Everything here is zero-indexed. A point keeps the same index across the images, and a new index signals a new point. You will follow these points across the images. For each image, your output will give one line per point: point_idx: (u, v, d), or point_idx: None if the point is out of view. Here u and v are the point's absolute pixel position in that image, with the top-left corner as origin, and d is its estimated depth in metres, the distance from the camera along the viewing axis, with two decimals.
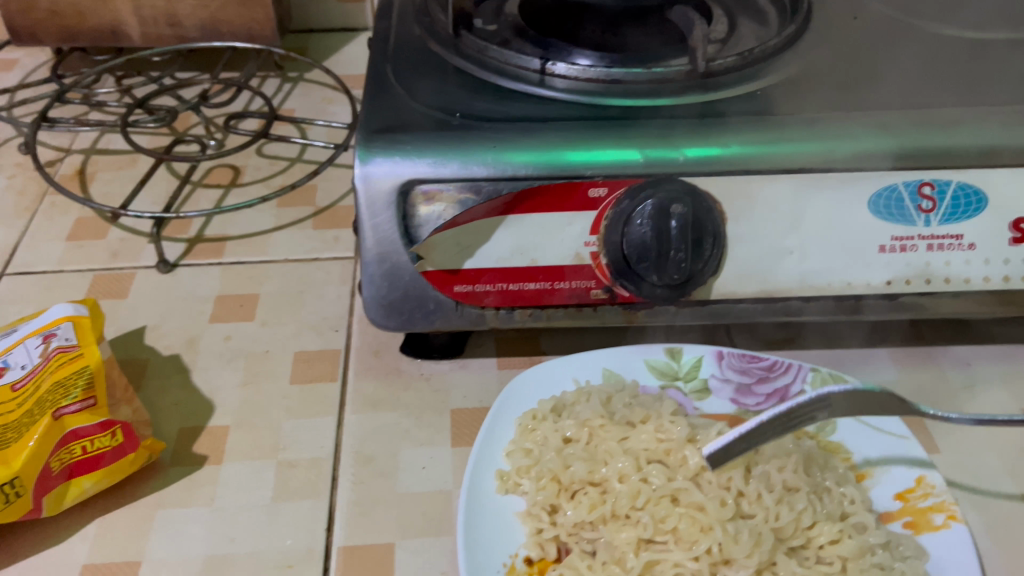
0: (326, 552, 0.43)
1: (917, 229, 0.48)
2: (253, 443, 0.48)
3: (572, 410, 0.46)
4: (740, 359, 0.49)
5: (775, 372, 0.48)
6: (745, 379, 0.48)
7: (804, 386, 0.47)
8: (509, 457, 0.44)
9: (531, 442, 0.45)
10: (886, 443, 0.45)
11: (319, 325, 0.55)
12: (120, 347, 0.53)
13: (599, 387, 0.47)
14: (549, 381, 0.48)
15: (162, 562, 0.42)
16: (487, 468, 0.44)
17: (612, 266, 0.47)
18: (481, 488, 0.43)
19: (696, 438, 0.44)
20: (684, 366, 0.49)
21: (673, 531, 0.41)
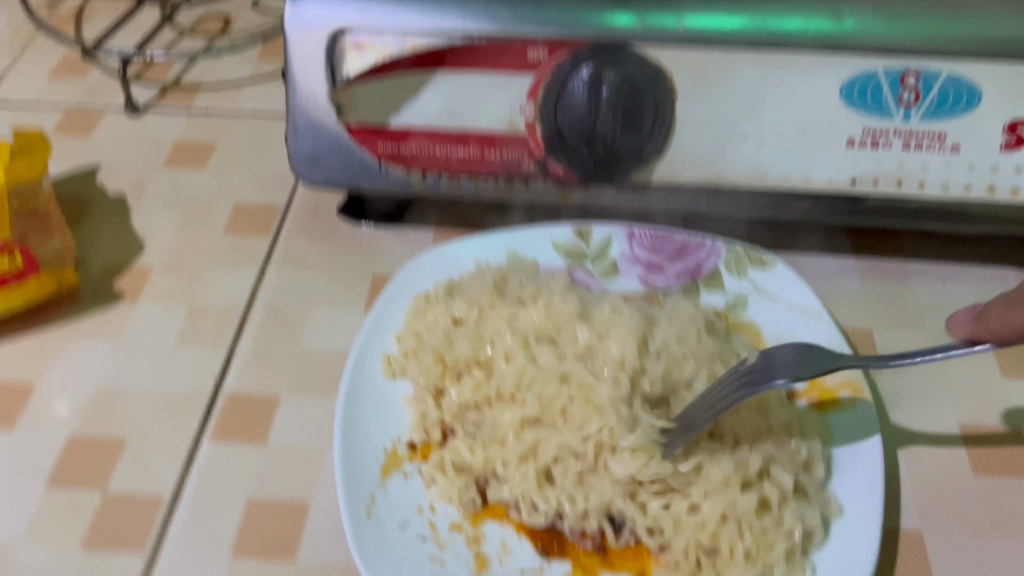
0: (213, 397, 0.43)
1: (894, 124, 0.42)
2: (171, 286, 0.48)
3: (465, 290, 0.45)
4: (649, 237, 0.47)
5: (687, 252, 0.47)
6: (653, 259, 0.47)
7: (717, 263, 0.46)
8: (396, 340, 0.43)
9: (417, 321, 0.43)
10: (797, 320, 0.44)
11: (267, 181, 0.54)
12: (71, 183, 0.53)
13: (498, 267, 0.46)
14: (450, 261, 0.47)
15: (55, 388, 0.43)
16: (372, 352, 0.43)
17: (545, 135, 0.44)
18: (366, 373, 0.42)
19: (588, 316, 0.42)
20: (593, 247, 0.47)
21: (556, 414, 0.39)
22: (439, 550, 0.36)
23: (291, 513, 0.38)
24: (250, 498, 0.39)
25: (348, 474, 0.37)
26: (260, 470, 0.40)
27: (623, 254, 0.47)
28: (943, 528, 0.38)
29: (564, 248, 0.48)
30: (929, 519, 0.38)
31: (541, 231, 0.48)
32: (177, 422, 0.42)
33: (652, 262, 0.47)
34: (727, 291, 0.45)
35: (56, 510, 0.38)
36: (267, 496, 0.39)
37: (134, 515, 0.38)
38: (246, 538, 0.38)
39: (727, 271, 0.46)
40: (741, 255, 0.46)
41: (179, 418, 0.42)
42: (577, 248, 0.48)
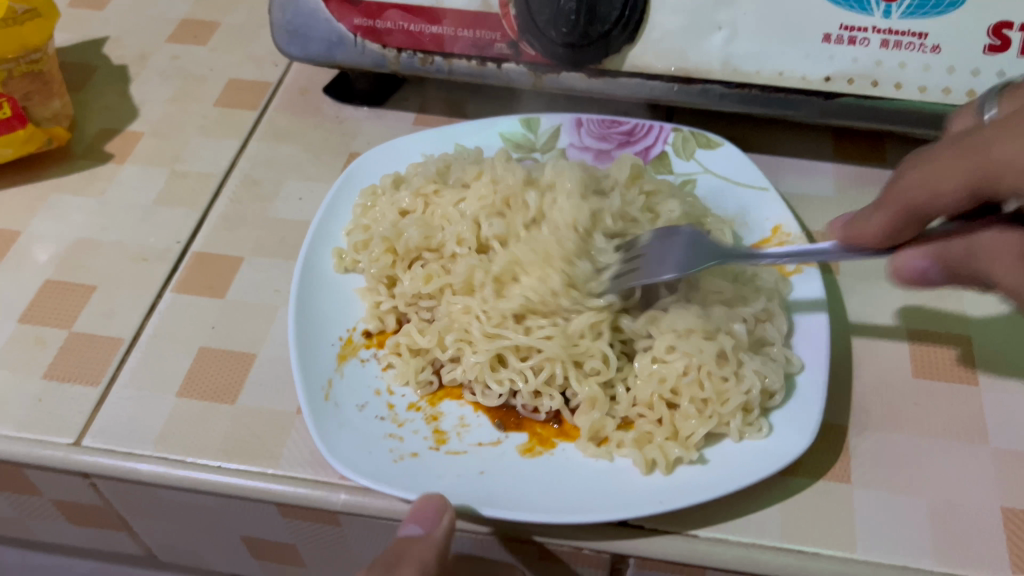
0: (181, 254, 0.44)
1: (873, 21, 0.41)
2: (157, 151, 0.49)
3: (411, 181, 0.44)
4: (599, 124, 0.47)
5: (635, 135, 0.46)
6: (603, 146, 0.46)
7: (665, 147, 0.46)
8: (346, 236, 0.43)
9: (364, 212, 0.44)
10: (744, 195, 0.43)
11: (262, 59, 0.55)
12: (79, 52, 0.55)
13: (441, 156, 0.45)
14: (395, 154, 0.46)
15: (39, 236, 0.46)
16: (322, 245, 0.42)
17: (517, 15, 0.43)
18: (317, 264, 0.42)
19: (537, 181, 0.43)
20: (541, 138, 0.46)
21: (509, 306, 0.40)
22: (398, 428, 0.36)
23: (238, 362, 0.40)
24: (203, 347, 0.41)
25: (305, 358, 0.37)
26: (215, 322, 0.42)
27: (570, 143, 0.46)
28: (867, 423, 0.37)
29: (511, 139, 0.47)
30: (857, 416, 0.38)
31: (487, 123, 0.47)
32: (145, 274, 0.44)
33: (602, 150, 0.46)
34: (676, 172, 0.45)
35: (24, 344, 0.41)
36: (219, 346, 0.41)
37: (94, 353, 0.41)
38: (193, 382, 0.40)
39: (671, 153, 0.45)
40: (688, 136, 0.45)
41: (147, 270, 0.44)
42: (524, 139, 0.47)
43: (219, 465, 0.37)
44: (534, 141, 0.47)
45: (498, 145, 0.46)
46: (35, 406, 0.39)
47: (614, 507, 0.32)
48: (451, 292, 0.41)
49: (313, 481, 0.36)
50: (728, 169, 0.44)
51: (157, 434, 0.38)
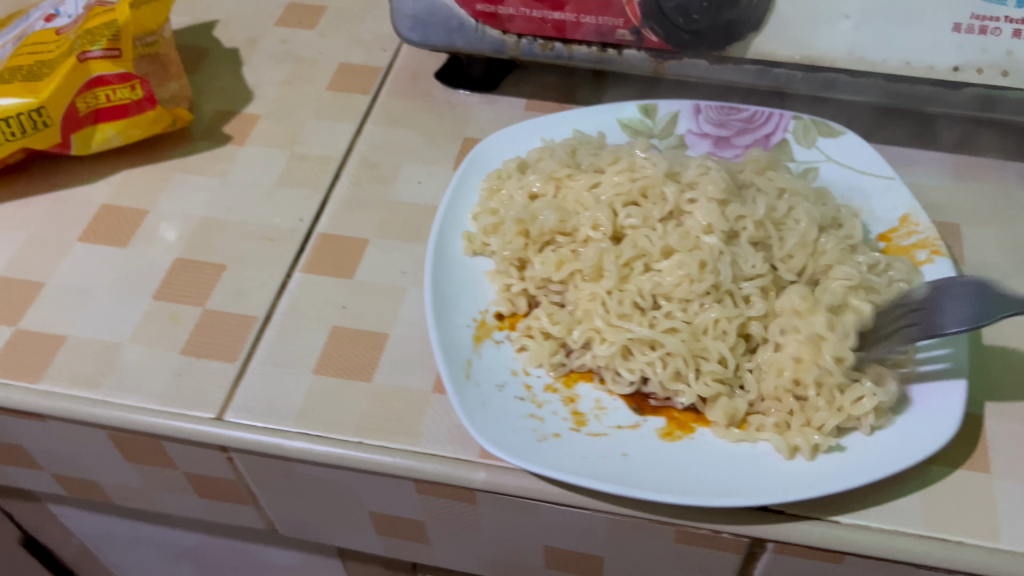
0: (307, 235, 0.45)
1: (1006, 10, 0.40)
2: (275, 133, 0.50)
3: (537, 166, 0.45)
4: (717, 111, 0.47)
5: (755, 122, 0.46)
6: (721, 132, 0.46)
7: (785, 134, 0.46)
8: (475, 220, 0.44)
9: (491, 197, 0.44)
10: (869, 185, 0.44)
11: (370, 43, 0.55)
12: (191, 33, 0.56)
13: (565, 143, 0.46)
14: (517, 140, 0.47)
15: (166, 214, 0.46)
16: (452, 229, 0.43)
17: (641, 3, 0.43)
18: (449, 247, 0.42)
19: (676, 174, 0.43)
20: (659, 123, 0.47)
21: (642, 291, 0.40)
22: (538, 409, 0.37)
23: (370, 341, 0.41)
24: (335, 326, 0.42)
25: (445, 342, 0.38)
26: (345, 302, 0.43)
27: (689, 129, 0.46)
28: (1002, 415, 0.37)
29: (630, 126, 0.47)
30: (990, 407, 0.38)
31: (606, 110, 0.48)
32: (273, 254, 0.45)
33: (721, 137, 0.46)
34: (797, 160, 0.45)
35: (159, 319, 0.42)
36: (350, 326, 0.42)
37: (230, 329, 0.42)
38: (328, 360, 0.40)
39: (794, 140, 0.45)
40: (809, 125, 0.46)
41: (274, 250, 0.45)
42: (642, 125, 0.47)
43: (359, 441, 0.38)
44: (652, 126, 0.47)
45: (618, 132, 0.47)
46: (175, 380, 0.40)
47: (759, 492, 0.32)
48: (581, 277, 0.41)
49: (453, 460, 0.37)
50: (851, 158, 0.45)
51: (297, 410, 0.39)
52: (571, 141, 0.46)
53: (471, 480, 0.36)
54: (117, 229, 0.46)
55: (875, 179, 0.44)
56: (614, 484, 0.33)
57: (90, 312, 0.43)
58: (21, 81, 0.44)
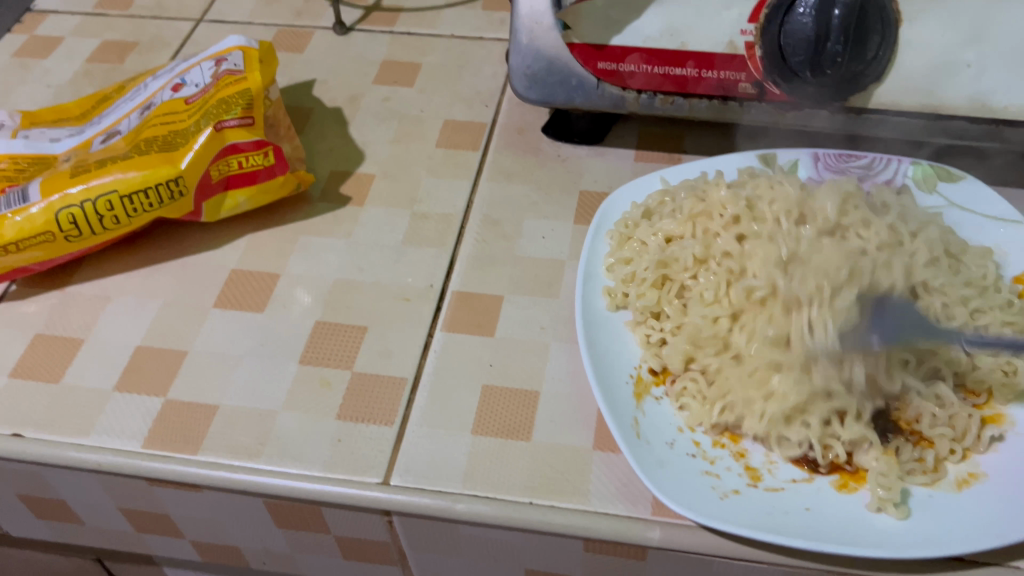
0: (441, 293, 0.46)
1: None
2: (393, 192, 0.51)
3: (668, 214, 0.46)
4: (835, 159, 0.48)
5: (874, 169, 0.47)
6: (842, 179, 0.47)
7: (905, 180, 0.47)
8: (612, 272, 0.44)
9: (625, 248, 0.45)
10: (998, 229, 0.45)
11: (471, 99, 0.57)
12: (292, 94, 0.57)
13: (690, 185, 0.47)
14: (640, 189, 0.48)
15: (298, 277, 0.47)
16: (593, 284, 0.44)
17: (765, 57, 0.45)
18: (591, 302, 0.43)
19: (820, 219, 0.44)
20: (779, 171, 0.48)
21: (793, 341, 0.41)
22: (711, 465, 0.37)
23: (523, 399, 0.41)
24: (485, 385, 0.42)
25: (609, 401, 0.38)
26: (492, 360, 0.43)
27: (811, 176, 0.47)
28: None
29: (751, 174, 0.48)
30: None
31: (728, 159, 0.49)
32: (412, 313, 0.45)
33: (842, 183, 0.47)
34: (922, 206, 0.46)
35: (309, 383, 0.42)
36: (501, 384, 0.42)
37: (381, 393, 0.42)
38: (484, 420, 0.41)
39: (919, 189, 0.47)
40: (930, 171, 0.47)
41: (411, 310, 0.45)
42: (763, 173, 0.48)
43: (530, 501, 0.38)
44: (772, 174, 0.48)
45: (739, 178, 0.48)
46: (336, 447, 0.40)
47: (952, 540, 0.33)
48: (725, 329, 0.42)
49: (627, 517, 0.37)
50: (976, 204, 0.46)
51: (461, 471, 0.39)
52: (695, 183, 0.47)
53: (646, 538, 0.36)
54: (250, 293, 0.46)
55: (1003, 224, 0.45)
56: (806, 540, 0.33)
57: (237, 380, 0.43)
58: (157, 151, 0.45)
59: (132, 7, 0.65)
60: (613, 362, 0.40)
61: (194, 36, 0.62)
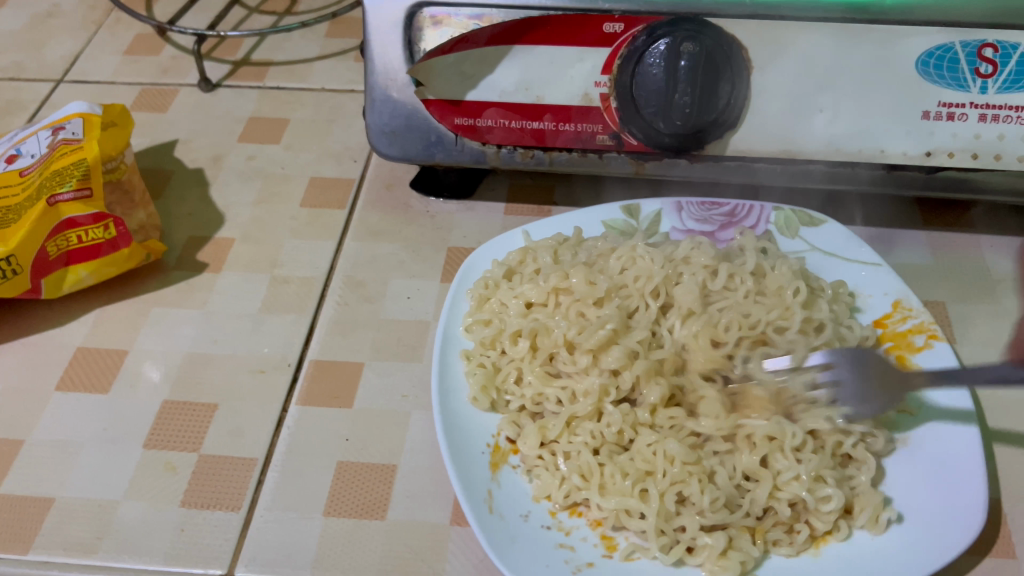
0: (299, 363, 0.44)
1: (970, 96, 0.42)
2: (253, 257, 0.49)
3: (527, 272, 0.45)
4: (699, 207, 0.48)
5: (737, 216, 0.47)
6: (706, 227, 0.47)
7: (768, 226, 0.47)
8: (471, 335, 0.43)
9: (485, 309, 0.44)
10: (858, 272, 0.45)
11: (340, 155, 0.55)
12: (152, 157, 0.55)
13: (547, 240, 0.46)
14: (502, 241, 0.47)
15: (148, 353, 0.45)
16: (453, 346, 0.43)
17: (620, 109, 0.45)
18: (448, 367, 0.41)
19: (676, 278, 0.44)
20: (643, 222, 0.48)
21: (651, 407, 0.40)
22: (566, 537, 0.36)
23: (379, 475, 0.39)
24: (340, 461, 0.40)
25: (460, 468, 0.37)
26: (348, 434, 0.41)
27: (673, 228, 0.47)
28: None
29: (614, 226, 0.48)
30: (1007, 484, 0.38)
31: (592, 211, 0.48)
32: (267, 386, 0.43)
33: (705, 232, 0.47)
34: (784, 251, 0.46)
35: (153, 470, 0.40)
36: (356, 459, 0.40)
37: (230, 475, 0.40)
38: (337, 500, 0.39)
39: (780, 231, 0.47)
40: (792, 215, 0.47)
41: (267, 382, 0.43)
42: (627, 226, 0.48)
43: None
44: (636, 226, 0.48)
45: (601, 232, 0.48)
46: (178, 537, 0.38)
47: None
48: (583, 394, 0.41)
49: None
50: (836, 247, 0.46)
51: (310, 556, 0.37)
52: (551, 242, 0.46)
53: None
54: (96, 373, 0.44)
55: (863, 266, 0.45)
56: None
57: (77, 470, 0.40)
58: None
59: None
60: (469, 430, 0.39)
61: (52, 97, 0.59)
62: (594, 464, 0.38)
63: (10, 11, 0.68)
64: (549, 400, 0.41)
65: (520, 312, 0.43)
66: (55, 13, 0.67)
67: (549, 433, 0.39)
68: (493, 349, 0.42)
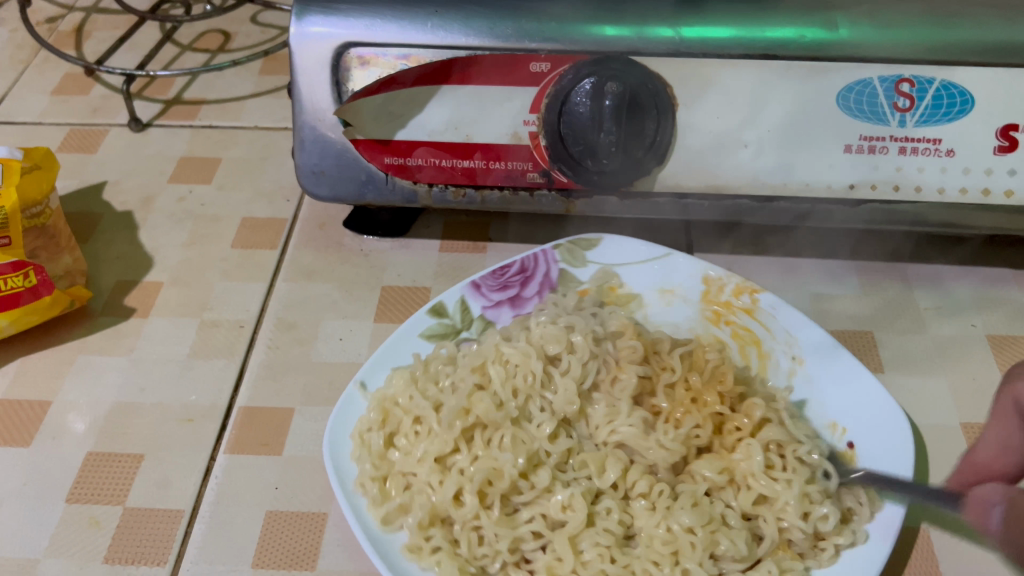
0: (228, 410, 0.43)
1: (891, 130, 0.43)
2: (183, 301, 0.48)
3: (406, 415, 0.41)
4: (491, 278, 0.48)
5: (528, 269, 0.48)
6: (511, 293, 0.48)
7: (559, 267, 0.48)
8: (362, 488, 0.38)
9: (392, 493, 0.39)
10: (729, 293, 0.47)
11: (273, 194, 0.55)
12: (80, 200, 0.54)
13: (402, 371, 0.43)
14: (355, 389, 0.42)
15: (73, 404, 0.44)
16: (387, 546, 0.37)
17: (549, 147, 0.45)
18: (368, 522, 0.37)
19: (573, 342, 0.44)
20: (456, 316, 0.46)
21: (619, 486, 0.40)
22: None
23: (309, 523, 0.39)
24: (270, 511, 0.39)
25: None
26: (278, 482, 0.40)
27: (485, 308, 0.47)
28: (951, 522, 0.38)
29: (433, 333, 0.45)
30: (935, 511, 0.38)
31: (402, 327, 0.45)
32: (196, 435, 0.42)
33: (513, 296, 0.47)
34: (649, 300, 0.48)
35: (76, 526, 0.39)
36: (287, 508, 0.39)
37: (155, 528, 0.39)
38: (266, 551, 0.38)
39: (619, 262, 0.48)
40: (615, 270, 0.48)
41: (195, 432, 0.42)
42: (444, 327, 0.46)
43: None
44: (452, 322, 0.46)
45: (428, 345, 0.45)
46: None
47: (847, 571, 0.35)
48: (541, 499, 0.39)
49: None
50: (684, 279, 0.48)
51: None
52: (404, 376, 0.42)
53: None
54: (18, 426, 0.43)
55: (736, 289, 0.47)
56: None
57: None
58: None
59: None
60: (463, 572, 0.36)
61: None
62: (622, 573, 0.37)
63: None
64: (524, 539, 0.39)
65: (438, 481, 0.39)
66: None
67: (557, 567, 0.37)
68: (432, 527, 0.38)
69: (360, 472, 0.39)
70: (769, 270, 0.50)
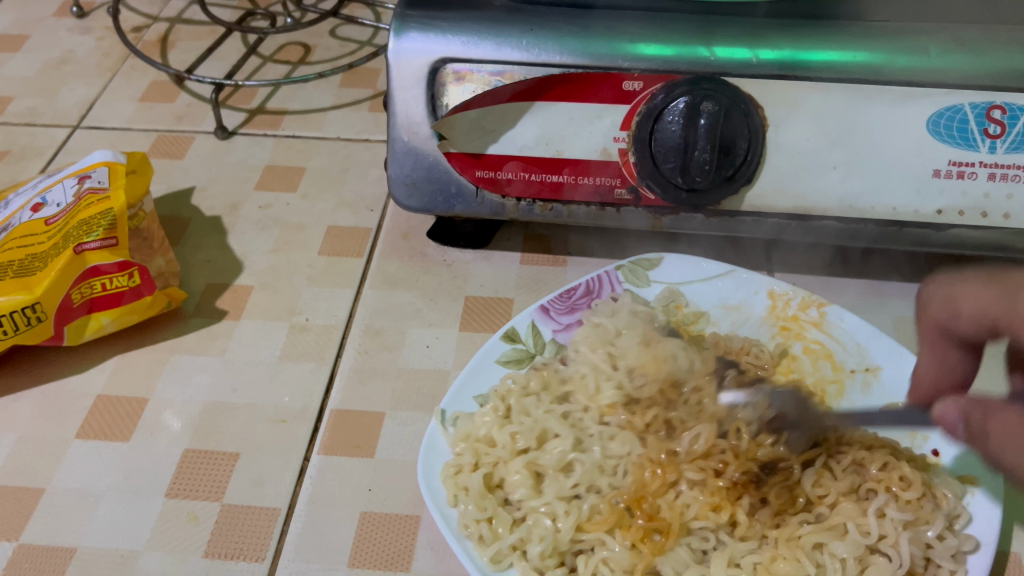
0: (319, 413, 0.44)
1: (980, 156, 0.43)
2: (271, 305, 0.50)
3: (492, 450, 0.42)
4: (559, 301, 0.48)
5: (593, 292, 0.49)
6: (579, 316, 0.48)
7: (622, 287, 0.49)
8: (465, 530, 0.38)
9: (501, 532, 0.38)
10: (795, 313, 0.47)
11: (355, 204, 0.56)
12: (169, 205, 0.56)
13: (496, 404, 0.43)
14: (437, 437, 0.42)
15: (168, 402, 0.45)
16: None
17: (638, 164, 0.46)
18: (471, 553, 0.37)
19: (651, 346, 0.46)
20: (529, 341, 0.46)
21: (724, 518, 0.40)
22: None
23: (402, 526, 0.39)
24: (363, 512, 0.40)
25: None
26: (371, 485, 0.41)
27: (556, 331, 0.47)
28: None
29: (509, 360, 0.45)
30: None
31: (480, 356, 0.45)
32: (290, 436, 0.43)
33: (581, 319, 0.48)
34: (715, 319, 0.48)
35: (176, 520, 0.40)
36: (380, 510, 0.40)
37: (252, 524, 0.40)
38: (362, 551, 0.39)
39: (681, 282, 0.49)
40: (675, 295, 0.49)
41: (287, 432, 0.43)
42: (519, 352, 0.46)
43: None
44: (526, 348, 0.46)
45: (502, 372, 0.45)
46: None
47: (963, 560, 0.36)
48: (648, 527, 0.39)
49: None
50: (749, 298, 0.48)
51: None
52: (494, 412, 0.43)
53: None
54: (116, 422, 0.44)
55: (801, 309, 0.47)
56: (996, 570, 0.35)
57: (97, 520, 0.40)
58: (13, 276, 0.44)
59: (4, 113, 0.63)
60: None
61: (68, 143, 0.60)
62: None
63: (24, 57, 0.69)
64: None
65: (554, 518, 0.39)
66: (69, 59, 0.68)
67: None
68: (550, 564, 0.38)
69: (464, 514, 0.38)
70: (848, 292, 0.50)
